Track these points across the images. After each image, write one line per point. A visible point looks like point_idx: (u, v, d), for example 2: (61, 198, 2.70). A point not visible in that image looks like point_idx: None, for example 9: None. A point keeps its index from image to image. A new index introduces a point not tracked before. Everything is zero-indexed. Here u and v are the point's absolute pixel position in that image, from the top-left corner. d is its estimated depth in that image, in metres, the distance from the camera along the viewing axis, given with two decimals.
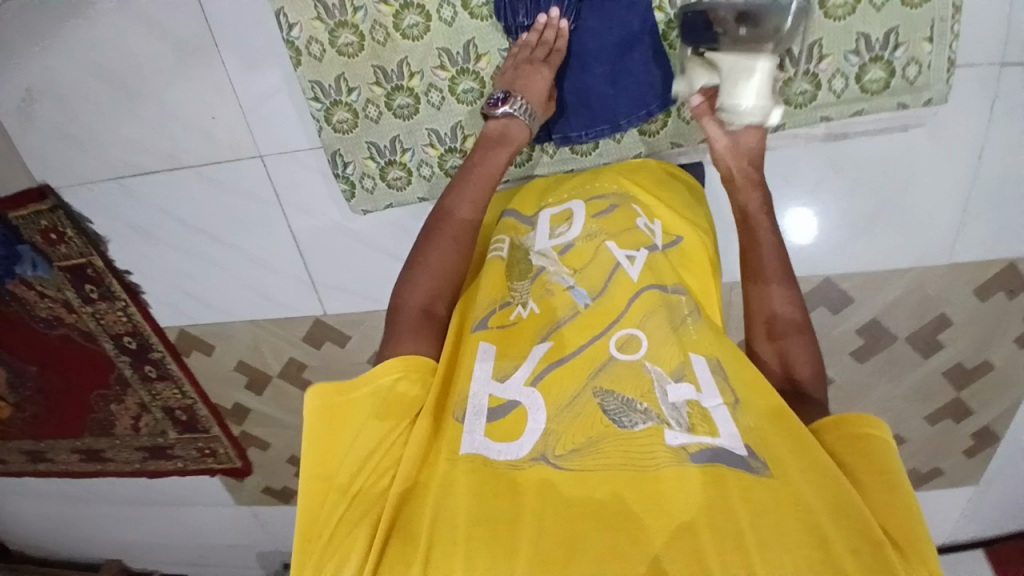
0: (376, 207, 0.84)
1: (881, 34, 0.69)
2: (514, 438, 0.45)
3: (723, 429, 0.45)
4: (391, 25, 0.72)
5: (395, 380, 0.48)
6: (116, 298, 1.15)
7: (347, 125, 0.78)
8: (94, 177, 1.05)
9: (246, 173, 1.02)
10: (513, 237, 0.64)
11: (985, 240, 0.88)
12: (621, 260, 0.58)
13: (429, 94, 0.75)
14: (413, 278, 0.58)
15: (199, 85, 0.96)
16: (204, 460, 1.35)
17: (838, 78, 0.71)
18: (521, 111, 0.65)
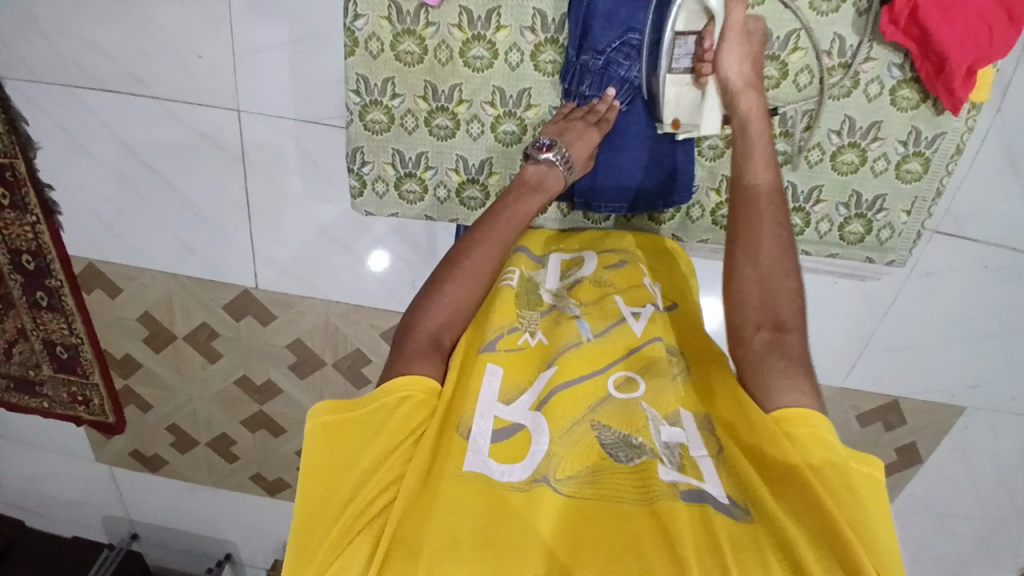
0: (380, 212, 0.84)
1: (870, 196, 0.78)
2: (517, 462, 0.51)
3: (708, 476, 0.51)
4: (457, 50, 0.73)
5: (401, 405, 0.52)
6: (27, 211, 1.03)
7: (379, 126, 0.78)
8: (46, 78, 0.94)
9: (218, 125, 0.95)
10: (522, 270, 0.68)
11: (881, 379, 1.00)
12: (627, 315, 0.65)
13: (470, 123, 0.77)
14: (428, 299, 0.60)
15: (194, 19, 0.87)
16: (73, 407, 1.24)
17: (824, 223, 0.80)
18: (562, 161, 0.69)
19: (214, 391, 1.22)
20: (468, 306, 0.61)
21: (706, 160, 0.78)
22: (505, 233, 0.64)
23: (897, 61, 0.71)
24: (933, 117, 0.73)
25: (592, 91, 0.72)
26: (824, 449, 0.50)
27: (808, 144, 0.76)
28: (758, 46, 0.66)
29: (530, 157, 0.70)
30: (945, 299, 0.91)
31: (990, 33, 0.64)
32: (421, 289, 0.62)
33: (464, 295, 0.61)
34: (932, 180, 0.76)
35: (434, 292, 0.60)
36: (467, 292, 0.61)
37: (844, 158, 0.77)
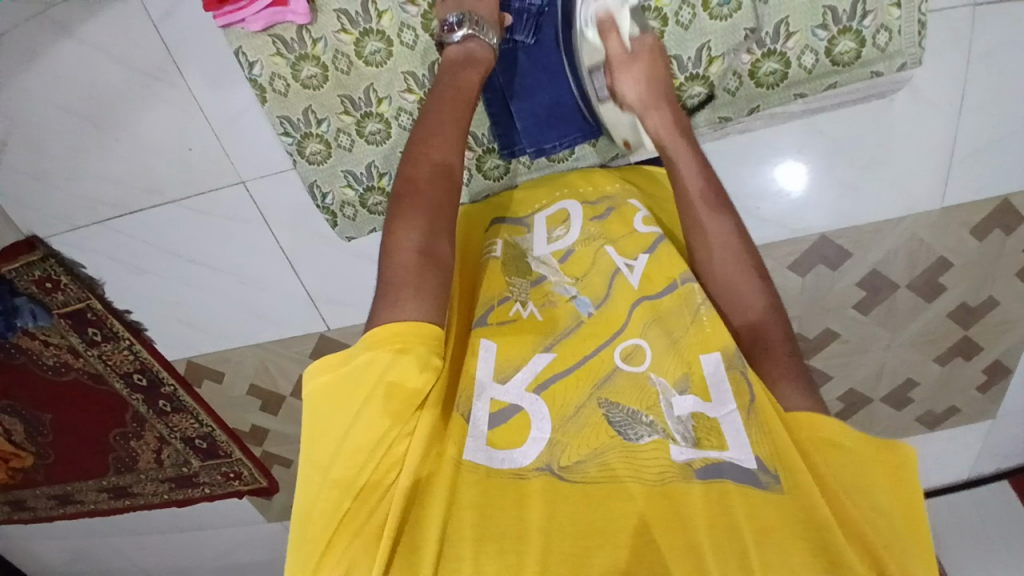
0: (360, 232, 0.83)
1: (848, 5, 0.72)
2: (518, 446, 0.48)
3: (731, 441, 0.48)
4: (353, 53, 0.71)
5: (393, 361, 0.46)
6: (120, 338, 1.11)
7: (320, 156, 0.77)
8: (81, 223, 1.01)
9: (234, 202, 0.99)
10: (506, 239, 0.65)
11: (978, 182, 0.86)
12: (621, 267, 0.61)
13: (400, 116, 0.75)
14: (405, 211, 0.55)
15: (170, 116, 0.93)
16: (229, 484, 1.30)
17: (808, 54, 0.74)
18: (478, 29, 0.65)
19: None
20: (444, 207, 0.56)
21: None
22: (450, 116, 0.61)
23: None
24: None
25: (516, 35, 0.70)
26: (836, 453, 0.47)
27: None
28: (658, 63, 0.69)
29: (446, 39, 0.65)
30: (990, 70, 0.80)
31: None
32: (391, 205, 0.56)
33: (435, 195, 0.56)
34: None
35: (409, 207, 0.55)
36: (437, 192, 0.56)
37: None
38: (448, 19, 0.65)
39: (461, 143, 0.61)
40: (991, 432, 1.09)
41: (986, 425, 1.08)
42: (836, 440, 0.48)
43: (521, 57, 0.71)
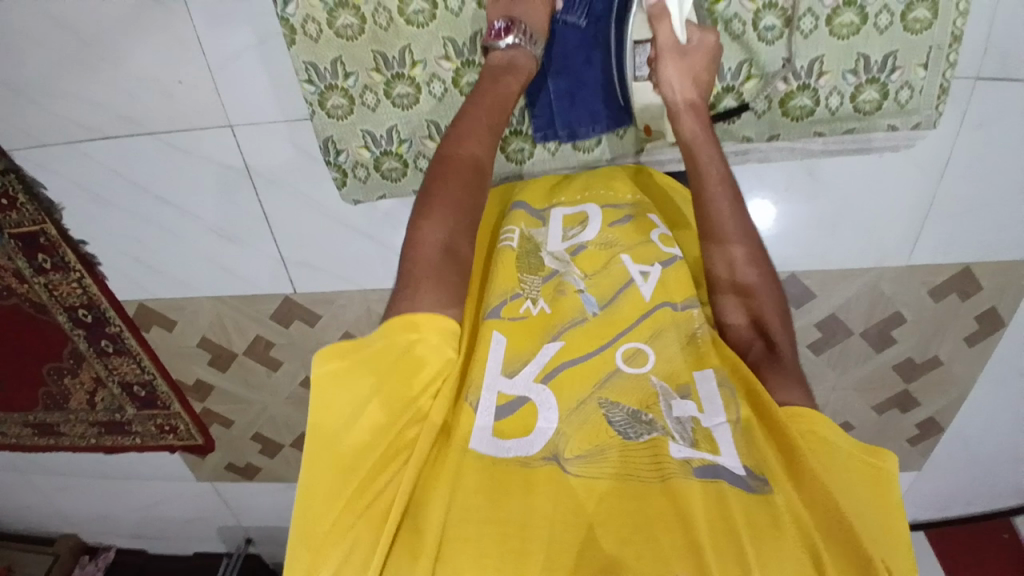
0: (368, 197, 0.81)
1: (879, 57, 0.74)
2: (519, 436, 0.48)
3: (725, 449, 0.48)
4: (395, 10, 0.69)
5: (409, 349, 0.47)
6: (71, 269, 1.04)
7: (342, 111, 0.74)
8: (51, 140, 0.94)
9: (214, 143, 0.93)
10: (523, 229, 0.64)
11: (946, 244, 0.89)
12: (635, 276, 0.60)
13: (431, 83, 0.73)
14: (430, 208, 0.56)
15: (165, 47, 0.86)
16: (163, 437, 1.25)
17: (835, 96, 0.76)
18: (525, 39, 0.66)
19: (285, 396, 1.19)
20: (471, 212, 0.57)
21: None
22: (483, 124, 0.62)
23: None
24: None
25: (563, 17, 0.71)
26: (826, 451, 0.49)
27: (798, 15, 0.72)
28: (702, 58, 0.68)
29: (492, 45, 0.66)
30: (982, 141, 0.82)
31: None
32: (416, 200, 0.57)
33: (462, 201, 0.57)
34: (943, 24, 0.71)
35: (432, 205, 0.56)
36: (466, 196, 0.58)
37: (844, 20, 0.72)
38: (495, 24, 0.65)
39: (492, 146, 0.62)
40: (913, 482, 1.15)
41: (909, 475, 1.15)
42: (828, 438, 0.49)
43: (568, 42, 0.72)
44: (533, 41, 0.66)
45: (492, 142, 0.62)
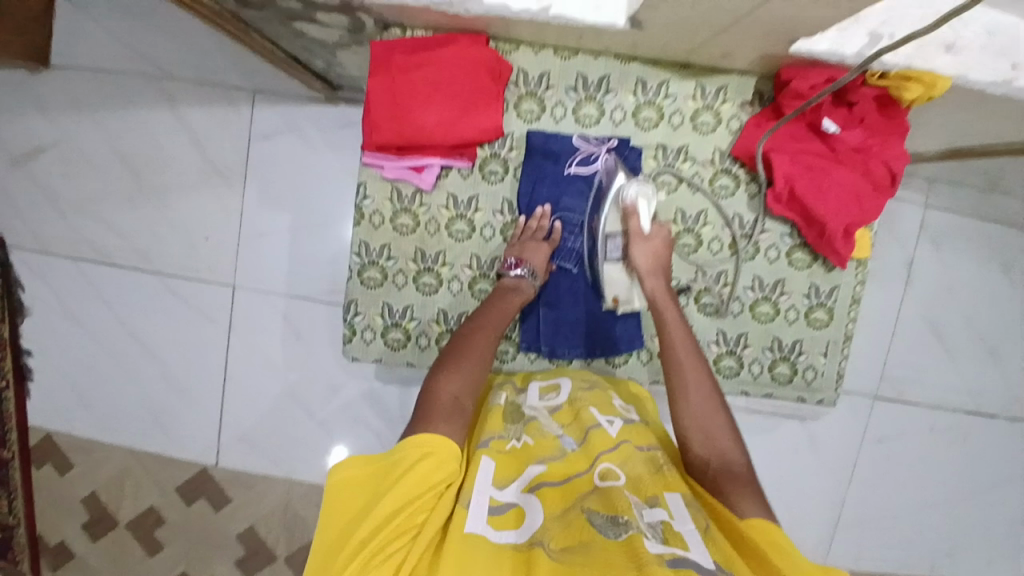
0: (366, 356, 0.93)
1: (790, 341, 0.93)
2: (511, 529, 0.62)
3: (694, 547, 0.56)
4: (443, 223, 0.90)
5: (422, 461, 0.65)
6: None
7: (374, 282, 0.91)
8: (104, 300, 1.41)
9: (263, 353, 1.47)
10: (509, 394, 0.82)
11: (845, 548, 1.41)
12: (604, 422, 0.74)
13: (451, 282, 0.92)
14: (444, 369, 0.76)
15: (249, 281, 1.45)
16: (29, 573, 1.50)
17: (756, 365, 0.93)
18: (529, 274, 0.85)
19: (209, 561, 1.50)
20: (478, 377, 0.76)
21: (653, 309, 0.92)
22: (491, 319, 0.82)
23: (787, 231, 0.90)
24: (826, 273, 0.91)
25: (559, 261, 0.90)
26: (786, 558, 0.63)
27: (729, 298, 0.92)
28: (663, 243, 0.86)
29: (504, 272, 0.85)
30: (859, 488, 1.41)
31: (860, 201, 0.85)
32: (436, 362, 0.77)
33: (471, 368, 0.76)
34: (838, 325, 0.92)
35: (448, 367, 0.76)
36: (475, 366, 0.77)
37: (762, 310, 0.92)
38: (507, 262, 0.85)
39: (495, 341, 0.80)
40: None
41: None
42: None
43: (562, 281, 0.91)
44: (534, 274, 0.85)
45: (498, 328, 0.82)
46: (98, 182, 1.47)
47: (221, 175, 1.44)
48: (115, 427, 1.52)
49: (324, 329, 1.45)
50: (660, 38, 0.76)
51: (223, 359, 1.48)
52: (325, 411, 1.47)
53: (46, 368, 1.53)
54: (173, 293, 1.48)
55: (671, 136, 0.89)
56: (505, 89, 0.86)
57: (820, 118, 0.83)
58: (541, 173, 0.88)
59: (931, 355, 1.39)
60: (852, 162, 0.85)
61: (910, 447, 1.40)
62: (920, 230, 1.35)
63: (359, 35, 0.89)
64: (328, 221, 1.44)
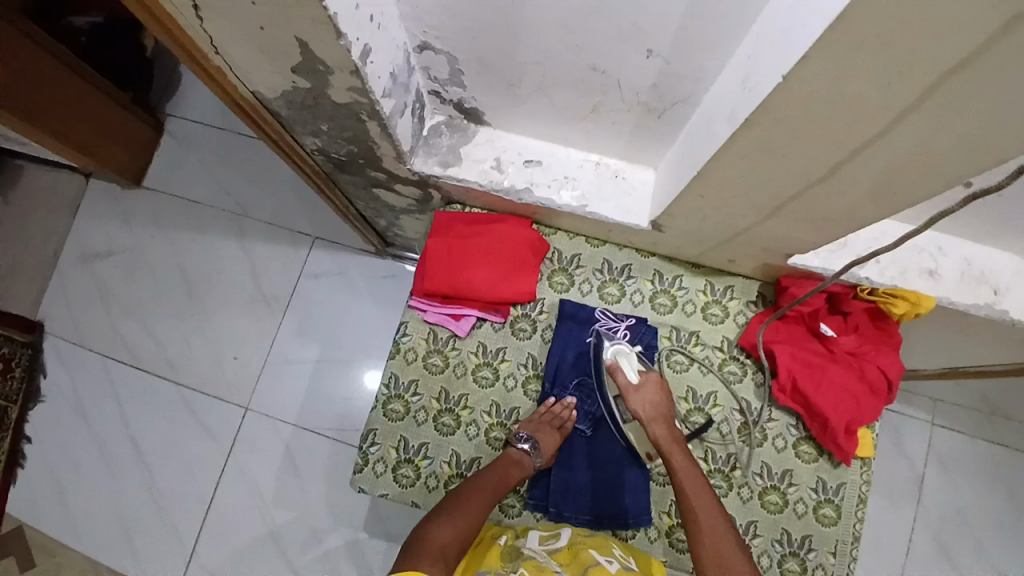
0: (372, 489, 0.93)
1: (799, 535, 0.91)
2: None
3: None
4: (470, 369, 0.95)
5: None
6: None
7: (396, 414, 0.94)
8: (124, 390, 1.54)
9: (263, 470, 1.46)
10: (509, 536, 0.86)
11: None
12: (603, 562, 0.79)
13: (469, 426, 0.94)
14: (441, 512, 0.81)
15: (277, 394, 1.50)
16: None
17: (765, 556, 0.90)
18: (534, 451, 0.87)
19: None
20: (470, 516, 0.80)
21: (661, 486, 0.92)
22: (492, 475, 0.85)
23: (792, 422, 0.93)
24: (832, 468, 0.92)
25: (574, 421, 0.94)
26: None
27: (738, 481, 0.92)
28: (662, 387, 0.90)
29: (513, 441, 0.88)
30: None
31: (859, 400, 0.88)
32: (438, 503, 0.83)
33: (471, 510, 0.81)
34: (847, 524, 0.91)
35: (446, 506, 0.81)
36: (470, 509, 0.80)
37: (771, 498, 0.92)
38: (520, 433, 0.88)
39: (493, 497, 0.83)
40: None
41: None
42: None
43: (574, 442, 0.94)
44: (539, 452, 0.87)
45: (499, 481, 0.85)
46: (153, 294, 1.60)
47: (264, 302, 1.56)
48: (85, 538, 1.46)
49: (322, 467, 1.45)
50: (678, 241, 0.89)
51: (214, 481, 1.46)
52: (303, 556, 1.40)
53: (38, 461, 1.52)
54: (188, 405, 1.51)
55: (685, 321, 0.97)
56: (542, 262, 0.98)
57: (817, 322, 0.92)
58: (569, 337, 0.95)
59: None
60: (847, 363, 0.90)
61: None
62: (924, 451, 1.36)
63: (425, 204, 1.05)
64: (352, 360, 1.51)
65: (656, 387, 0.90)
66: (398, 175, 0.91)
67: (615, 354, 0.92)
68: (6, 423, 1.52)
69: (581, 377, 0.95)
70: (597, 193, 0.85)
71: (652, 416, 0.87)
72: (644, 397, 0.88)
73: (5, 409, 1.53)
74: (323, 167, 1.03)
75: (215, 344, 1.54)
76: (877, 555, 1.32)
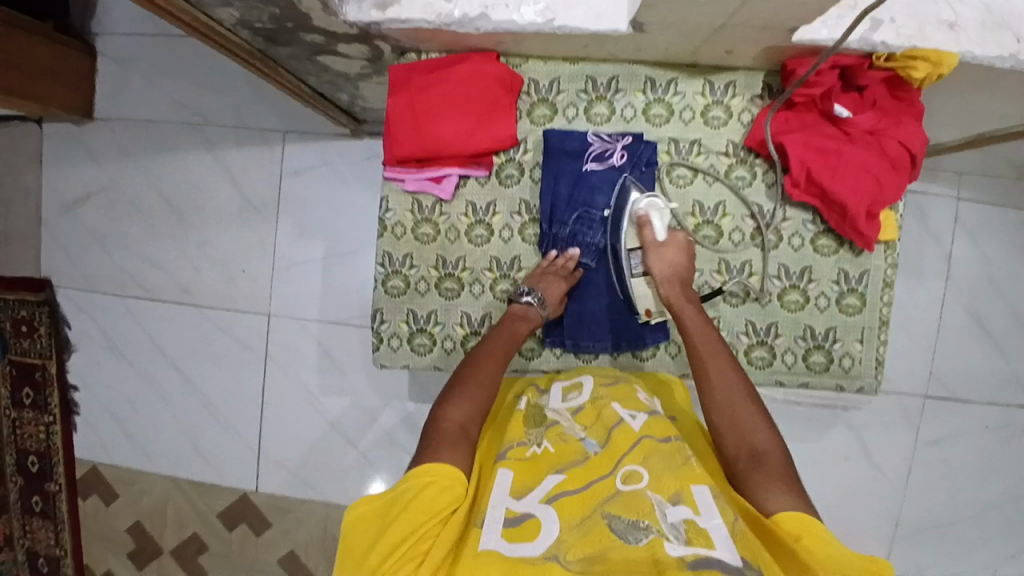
0: (394, 363, 0.94)
1: (822, 329, 0.90)
2: (530, 541, 0.60)
3: (718, 543, 0.56)
4: (463, 230, 0.91)
5: (426, 488, 0.64)
6: (46, 412, 1.58)
7: (398, 290, 0.93)
8: (148, 320, 1.56)
9: (304, 367, 1.50)
10: (531, 397, 0.80)
11: (910, 547, 1.35)
12: (626, 417, 0.73)
13: (473, 285, 0.92)
14: (454, 393, 0.75)
15: (294, 295, 1.50)
16: None
17: (789, 354, 0.91)
18: (539, 302, 0.85)
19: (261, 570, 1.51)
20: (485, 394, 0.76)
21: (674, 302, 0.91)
22: (502, 338, 0.83)
23: (808, 217, 0.89)
24: (853, 257, 0.89)
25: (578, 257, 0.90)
26: (827, 547, 0.61)
27: (755, 288, 0.90)
28: (684, 248, 0.86)
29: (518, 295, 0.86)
30: (928, 462, 1.34)
31: (879, 181, 0.83)
32: (458, 373, 0.78)
33: (487, 378, 0.78)
34: (872, 309, 0.90)
35: (459, 388, 0.76)
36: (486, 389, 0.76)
37: (791, 298, 0.90)
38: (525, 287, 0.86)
39: (506, 363, 0.81)
40: None
41: None
42: (825, 538, 0.62)
43: (583, 278, 0.91)
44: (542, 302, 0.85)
45: (508, 347, 0.83)
46: (144, 224, 1.55)
47: (255, 210, 1.50)
48: (160, 458, 1.56)
49: (358, 353, 1.48)
50: (667, 41, 0.78)
51: (261, 387, 1.52)
52: (364, 436, 1.48)
53: (96, 405, 1.59)
54: (213, 322, 1.53)
55: (684, 131, 0.89)
56: (518, 98, 0.89)
57: (830, 104, 0.83)
58: (561, 172, 0.89)
59: (979, 354, 1.33)
60: (865, 143, 0.83)
61: (969, 444, 1.34)
62: (954, 225, 1.31)
63: (378, 62, 0.94)
64: (357, 247, 1.47)
65: (685, 247, 0.86)
66: (336, 32, 0.80)
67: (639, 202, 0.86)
68: (49, 378, 1.58)
69: (580, 211, 0.89)
70: (562, 3, 0.73)
71: (665, 275, 0.84)
72: (669, 254, 0.85)
73: (43, 366, 1.57)
74: (255, 44, 0.91)
75: (219, 262, 1.52)
76: (908, 334, 1.33)
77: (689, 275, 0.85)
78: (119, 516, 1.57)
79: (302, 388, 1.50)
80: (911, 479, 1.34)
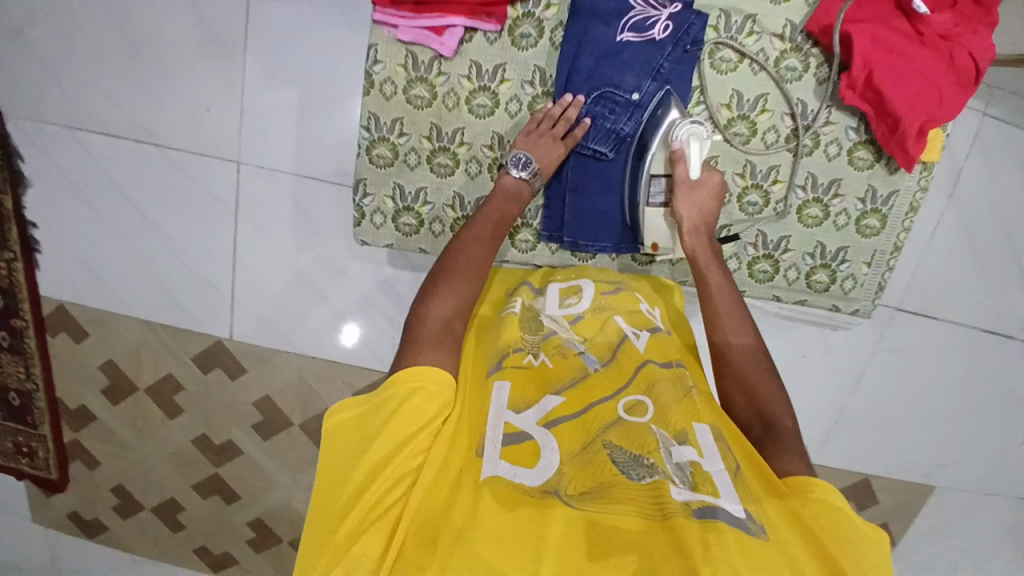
0: (376, 242, 0.90)
1: (834, 248, 0.88)
2: (526, 469, 0.58)
3: (723, 492, 0.56)
4: (463, 98, 0.86)
5: (412, 395, 0.59)
6: (6, 248, 1.43)
7: (384, 161, 0.88)
8: (100, 154, 1.37)
9: (275, 220, 1.37)
10: (525, 300, 0.79)
11: (886, 451, 1.36)
12: (629, 334, 0.75)
13: (469, 163, 0.88)
14: (436, 288, 0.70)
15: (266, 140, 1.34)
16: (17, 457, 1.56)
17: (793, 270, 0.89)
18: (531, 175, 0.80)
19: (234, 420, 1.48)
20: (471, 287, 0.71)
21: None
22: (488, 223, 0.76)
23: (852, 124, 0.83)
24: (887, 175, 0.85)
25: (594, 144, 0.83)
26: (839, 513, 0.57)
27: (776, 198, 0.86)
28: (712, 193, 0.81)
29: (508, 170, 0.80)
30: (921, 377, 1.32)
31: (940, 95, 0.76)
32: (433, 269, 0.72)
33: (473, 267, 0.72)
34: (889, 233, 0.87)
35: (442, 281, 0.70)
36: (472, 283, 0.71)
37: (810, 212, 0.87)
38: (516, 156, 0.79)
39: (494, 251, 0.75)
40: None
41: None
42: (838, 505, 0.57)
43: (595, 167, 0.85)
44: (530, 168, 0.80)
45: (495, 235, 0.76)
46: (88, 45, 1.32)
47: (219, 41, 1.30)
48: (123, 303, 1.45)
49: (337, 213, 1.36)
50: None
51: (231, 237, 1.39)
52: (337, 291, 1.40)
53: (52, 244, 1.43)
54: (174, 166, 1.36)
55: (739, 4, 0.81)
56: None
57: None
58: (588, 39, 0.81)
59: (1004, 274, 1.25)
60: (936, 49, 0.75)
61: (968, 359, 1.30)
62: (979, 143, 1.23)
63: None
64: (337, 96, 1.31)
65: (711, 189, 0.81)
66: None
67: (677, 132, 0.79)
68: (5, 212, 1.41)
69: (605, 89, 0.82)
70: None
71: (694, 224, 0.80)
72: (699, 196, 0.80)
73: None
74: None
75: (179, 98, 1.33)
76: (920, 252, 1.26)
77: (714, 221, 0.81)
78: (85, 359, 1.49)
79: (275, 242, 1.38)
80: (901, 389, 1.32)
